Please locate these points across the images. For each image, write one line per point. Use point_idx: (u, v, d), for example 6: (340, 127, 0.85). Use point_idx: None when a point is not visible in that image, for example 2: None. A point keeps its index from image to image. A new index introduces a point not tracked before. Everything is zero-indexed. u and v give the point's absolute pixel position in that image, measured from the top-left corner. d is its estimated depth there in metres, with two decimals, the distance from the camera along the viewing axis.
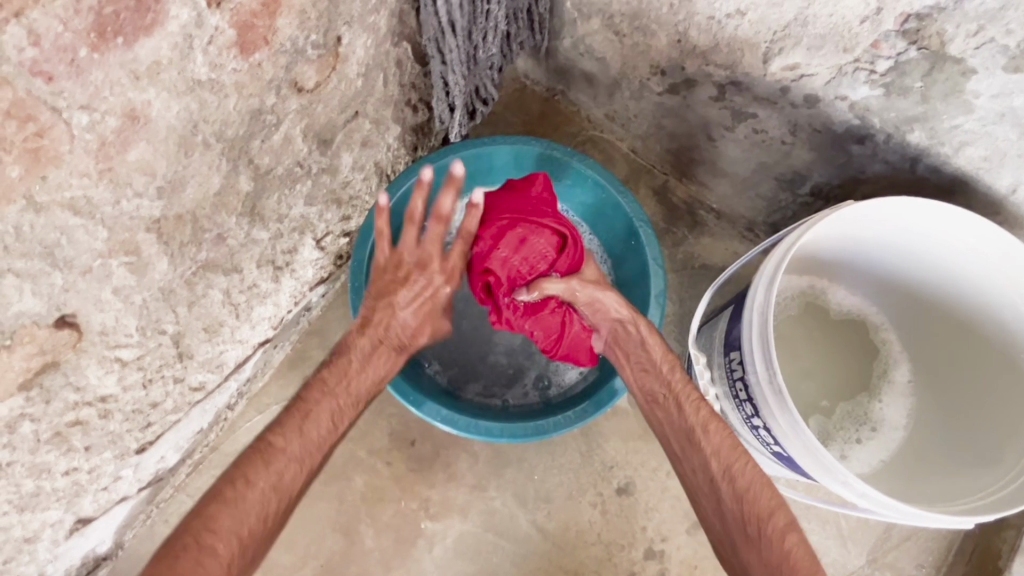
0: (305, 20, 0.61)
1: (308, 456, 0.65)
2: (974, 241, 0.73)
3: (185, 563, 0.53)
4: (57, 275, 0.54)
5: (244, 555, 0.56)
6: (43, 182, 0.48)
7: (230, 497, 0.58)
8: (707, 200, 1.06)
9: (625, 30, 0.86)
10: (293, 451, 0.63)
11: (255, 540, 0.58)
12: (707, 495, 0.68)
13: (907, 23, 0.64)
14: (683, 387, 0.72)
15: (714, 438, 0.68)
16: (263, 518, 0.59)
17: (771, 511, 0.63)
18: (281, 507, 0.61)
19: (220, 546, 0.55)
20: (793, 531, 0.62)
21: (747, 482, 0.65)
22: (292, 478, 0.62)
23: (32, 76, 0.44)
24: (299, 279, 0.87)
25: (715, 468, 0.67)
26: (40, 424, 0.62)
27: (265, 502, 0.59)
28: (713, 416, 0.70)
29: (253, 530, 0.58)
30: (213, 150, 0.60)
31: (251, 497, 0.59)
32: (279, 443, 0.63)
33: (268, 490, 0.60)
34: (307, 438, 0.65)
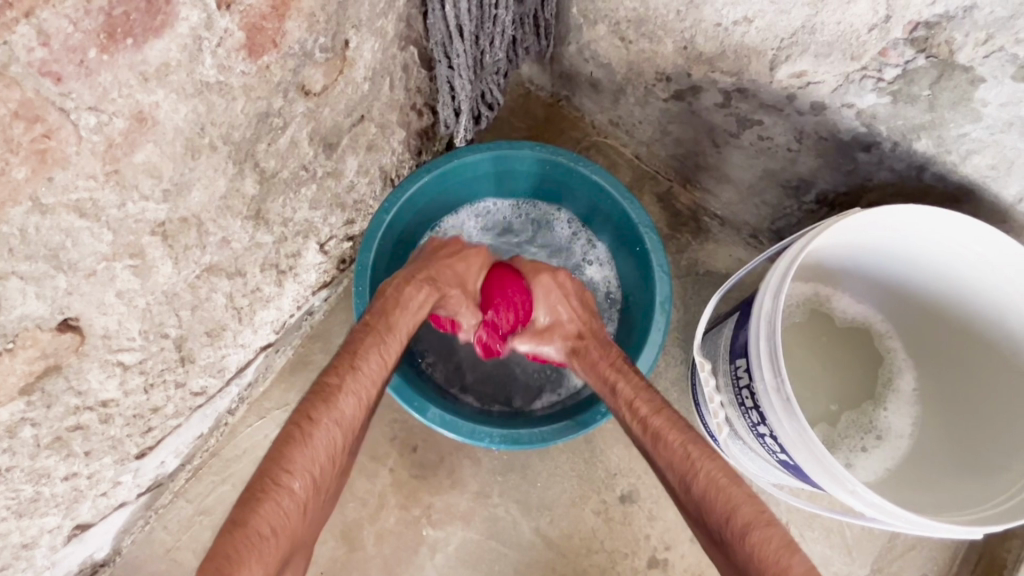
0: (314, 23, 0.60)
1: (364, 393, 0.67)
2: (981, 250, 0.73)
3: (267, 504, 0.54)
4: (61, 277, 0.53)
5: (317, 491, 0.59)
6: (50, 183, 0.48)
7: (301, 438, 0.59)
8: (711, 206, 1.06)
9: (630, 36, 0.86)
10: (352, 389, 0.65)
11: (326, 477, 0.61)
12: (682, 505, 0.67)
13: (916, 32, 0.64)
14: (628, 407, 0.72)
15: (664, 450, 0.67)
16: (333, 456, 0.61)
17: (730, 513, 0.59)
18: (345, 446, 0.64)
19: (298, 486, 0.57)
20: (754, 530, 0.57)
21: (703, 485, 0.62)
22: (355, 418, 0.65)
23: (41, 76, 0.43)
24: (301, 284, 0.87)
25: (674, 480, 0.65)
26: (41, 428, 0.61)
27: (331, 438, 0.61)
28: (662, 428, 0.68)
29: (324, 468, 0.60)
30: (220, 152, 0.60)
31: (319, 437, 0.60)
32: (337, 386, 0.65)
33: (333, 427, 0.62)
34: (364, 375, 0.67)
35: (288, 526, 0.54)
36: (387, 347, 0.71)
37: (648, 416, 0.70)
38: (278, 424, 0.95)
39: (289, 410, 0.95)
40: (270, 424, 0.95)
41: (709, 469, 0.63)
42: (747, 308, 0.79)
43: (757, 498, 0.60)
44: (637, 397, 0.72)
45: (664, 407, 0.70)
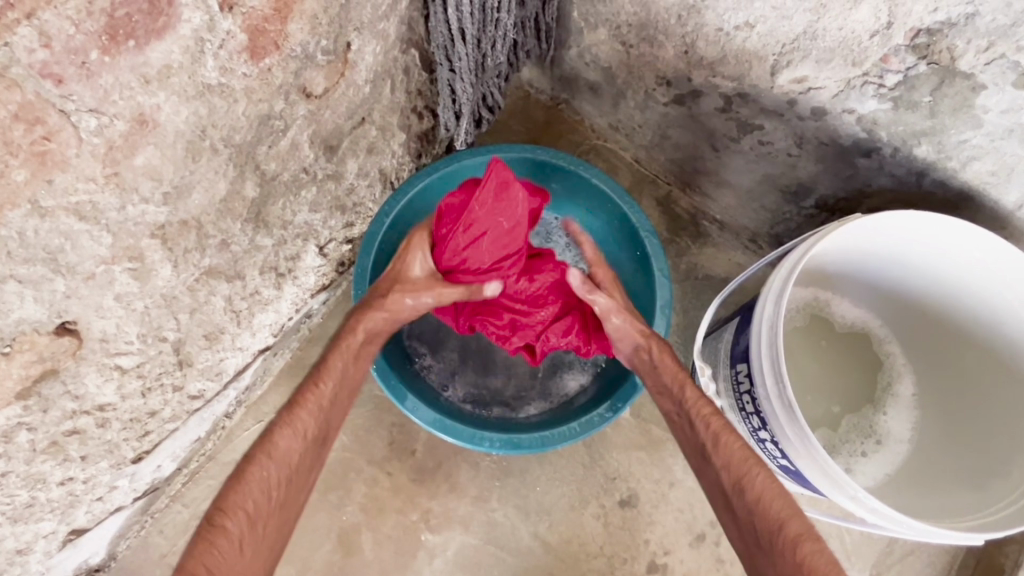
0: (316, 26, 0.60)
1: (304, 425, 0.65)
2: (982, 256, 0.73)
3: (201, 547, 0.54)
4: (59, 280, 0.52)
5: (257, 530, 0.58)
6: (49, 186, 0.47)
7: (234, 479, 0.59)
8: (711, 210, 1.06)
9: (632, 40, 0.86)
10: (289, 421, 0.65)
11: (267, 513, 0.59)
12: (721, 507, 0.67)
13: (917, 38, 0.64)
14: (693, 402, 0.72)
15: (724, 449, 0.67)
16: (272, 489, 0.61)
17: (781, 524, 0.61)
18: (287, 480, 0.62)
19: (233, 525, 0.56)
20: (804, 542, 0.59)
21: (756, 493, 0.63)
22: (293, 451, 0.64)
23: (42, 78, 0.43)
24: (300, 286, 0.86)
25: (726, 481, 0.66)
26: (37, 433, 0.60)
27: (265, 472, 0.61)
28: (722, 428, 0.69)
29: (262, 505, 0.59)
30: (220, 155, 0.60)
31: (253, 474, 0.60)
32: (274, 424, 0.64)
33: (269, 463, 0.61)
34: (304, 407, 0.66)
35: (224, 566, 0.53)
36: (328, 382, 0.70)
37: (711, 414, 0.70)
38: None
39: None
40: None
41: (764, 477, 0.64)
42: (748, 313, 0.79)
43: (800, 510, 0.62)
44: (702, 396, 0.72)
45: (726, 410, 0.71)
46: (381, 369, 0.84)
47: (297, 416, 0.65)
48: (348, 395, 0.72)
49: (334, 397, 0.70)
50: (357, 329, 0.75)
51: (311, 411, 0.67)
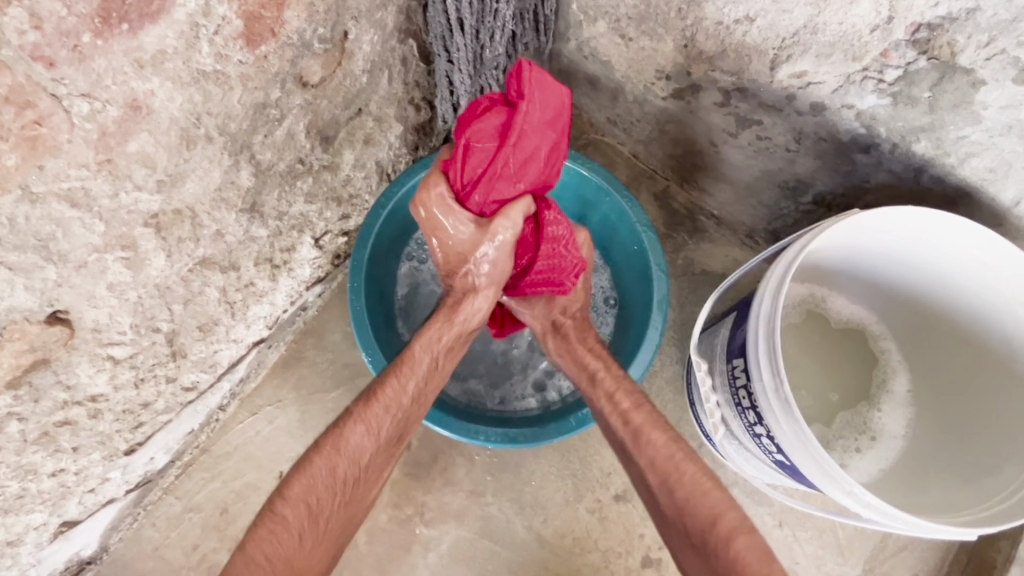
0: (313, 14, 0.59)
1: (379, 423, 0.68)
2: (979, 252, 0.73)
3: (260, 531, 0.60)
4: (50, 269, 0.52)
5: (316, 524, 0.62)
6: (41, 171, 0.46)
7: (305, 468, 0.64)
8: (708, 206, 1.06)
9: (631, 34, 0.85)
10: (364, 417, 0.68)
11: (328, 508, 0.64)
12: (656, 509, 0.69)
13: (918, 33, 0.64)
14: (607, 398, 0.74)
15: (647, 448, 0.69)
16: (337, 485, 0.65)
17: (713, 520, 0.63)
18: (352, 478, 0.66)
19: (291, 515, 0.61)
20: (737, 537, 0.61)
21: (686, 490, 0.65)
22: (364, 450, 0.67)
23: (33, 61, 0.42)
24: (296, 278, 0.86)
25: (653, 481, 0.68)
26: (28, 423, 0.60)
27: (332, 467, 0.65)
28: (643, 426, 0.70)
29: (323, 500, 0.63)
30: (215, 143, 0.59)
31: (320, 467, 0.64)
32: (349, 416, 0.68)
33: (340, 458, 0.66)
34: (381, 405, 0.69)
35: (278, 554, 0.59)
36: (409, 382, 0.72)
37: (630, 411, 0.72)
38: (270, 420, 0.93)
39: (281, 406, 0.94)
40: (262, 421, 0.93)
41: (691, 475, 0.66)
42: (745, 308, 0.79)
43: (735, 504, 0.64)
44: (616, 390, 0.74)
45: (644, 402, 0.73)
46: (375, 362, 0.83)
47: (375, 411, 0.68)
48: (428, 394, 0.75)
49: (414, 396, 0.72)
50: (454, 320, 0.76)
51: (386, 409, 0.69)
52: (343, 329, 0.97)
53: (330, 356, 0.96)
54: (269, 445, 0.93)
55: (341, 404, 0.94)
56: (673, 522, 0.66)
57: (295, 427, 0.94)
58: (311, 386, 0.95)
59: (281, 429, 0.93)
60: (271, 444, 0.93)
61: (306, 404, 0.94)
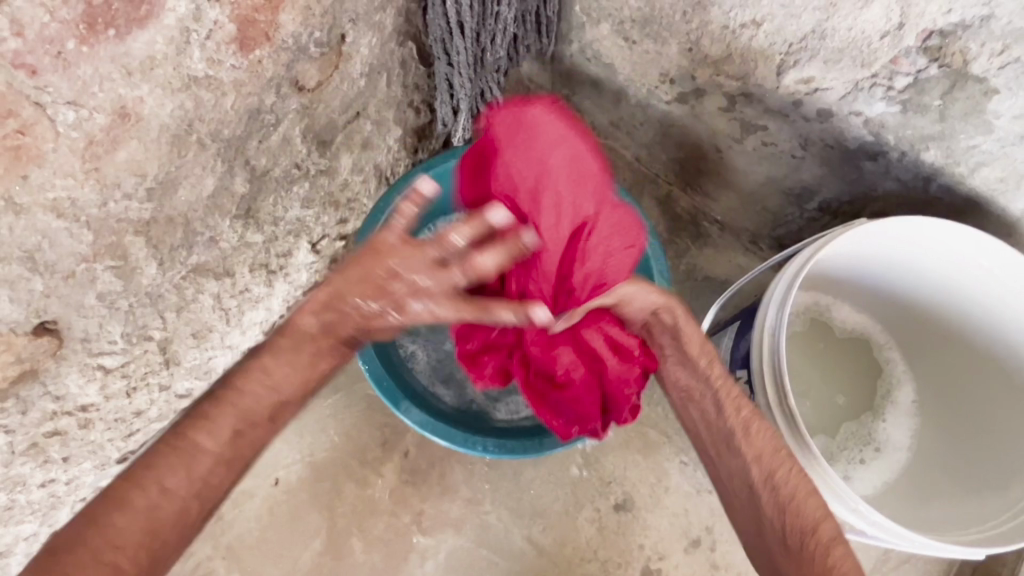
0: (309, 17, 0.58)
1: (237, 445, 0.56)
2: (988, 264, 0.71)
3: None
4: (36, 280, 0.50)
5: (159, 562, 0.52)
6: (24, 181, 0.45)
7: (134, 509, 0.51)
8: (712, 211, 1.04)
9: (635, 37, 0.84)
10: (185, 463, 0.53)
11: (171, 544, 0.53)
12: (743, 497, 0.65)
13: (929, 40, 0.62)
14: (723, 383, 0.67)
15: (756, 440, 0.64)
16: (178, 524, 0.53)
17: (815, 525, 0.60)
18: (199, 512, 0.55)
19: (125, 564, 0.50)
20: (837, 546, 0.59)
21: (792, 491, 0.62)
22: (213, 476, 0.55)
23: (14, 69, 0.41)
24: (292, 283, 0.84)
25: (755, 474, 0.64)
26: (16, 435, 0.58)
27: (167, 508, 0.53)
28: (754, 416, 0.65)
29: (167, 538, 0.53)
30: (208, 150, 0.57)
31: (162, 507, 0.52)
32: (190, 446, 0.54)
33: (183, 496, 0.53)
34: (236, 425, 0.56)
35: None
36: (222, 433, 0.55)
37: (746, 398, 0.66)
38: None
39: None
40: None
41: (798, 476, 0.62)
42: (749, 318, 0.78)
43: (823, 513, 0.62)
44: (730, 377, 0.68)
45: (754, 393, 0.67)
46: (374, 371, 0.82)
47: (172, 471, 0.53)
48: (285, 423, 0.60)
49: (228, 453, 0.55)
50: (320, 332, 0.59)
51: (201, 457, 0.54)
52: None
53: None
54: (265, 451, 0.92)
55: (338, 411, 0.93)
56: (765, 515, 0.63)
57: (291, 433, 0.92)
58: None
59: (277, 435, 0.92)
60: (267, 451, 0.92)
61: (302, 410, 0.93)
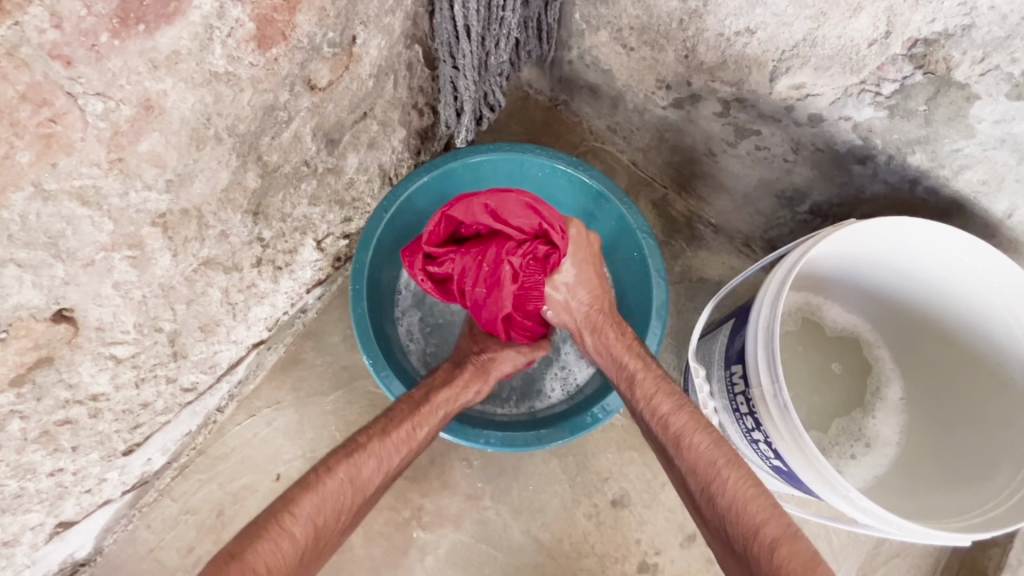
0: (324, 18, 0.60)
1: (388, 457, 0.68)
2: (971, 263, 0.74)
3: (263, 543, 0.54)
4: (58, 266, 0.52)
5: (319, 544, 0.59)
6: (53, 168, 0.46)
7: (314, 484, 0.61)
8: (706, 214, 1.07)
9: (633, 44, 0.87)
10: (344, 467, 0.64)
11: (330, 532, 0.60)
12: (699, 515, 0.65)
13: (915, 48, 0.65)
14: (646, 404, 0.71)
15: (688, 453, 0.65)
16: (337, 511, 0.61)
17: (756, 529, 0.58)
18: (354, 507, 0.64)
19: (299, 533, 0.57)
20: (782, 546, 0.56)
21: (730, 498, 0.61)
22: (372, 480, 0.66)
23: (51, 59, 0.42)
24: (297, 280, 0.86)
25: (694, 487, 0.64)
26: (29, 422, 0.59)
27: (342, 493, 0.62)
28: (683, 430, 0.67)
29: (329, 521, 0.60)
30: (225, 144, 0.59)
31: (330, 490, 0.61)
32: (364, 445, 0.67)
33: (344, 484, 0.63)
34: (395, 439, 0.69)
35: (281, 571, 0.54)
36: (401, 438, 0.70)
37: (671, 415, 0.68)
38: (268, 423, 0.93)
39: (279, 409, 0.94)
40: (259, 423, 0.93)
41: (734, 482, 0.62)
42: (743, 315, 0.80)
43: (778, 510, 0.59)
44: (657, 393, 0.71)
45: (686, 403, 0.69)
46: (376, 364, 0.83)
47: (367, 460, 0.66)
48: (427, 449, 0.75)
49: (399, 463, 0.70)
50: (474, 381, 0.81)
51: (387, 454, 0.68)
52: (342, 332, 0.97)
53: (330, 359, 0.96)
54: (267, 447, 0.93)
55: (339, 408, 0.94)
56: (713, 530, 0.63)
57: (293, 430, 0.93)
58: (310, 389, 0.95)
59: (279, 431, 0.93)
60: (269, 446, 0.93)
61: (304, 406, 0.94)
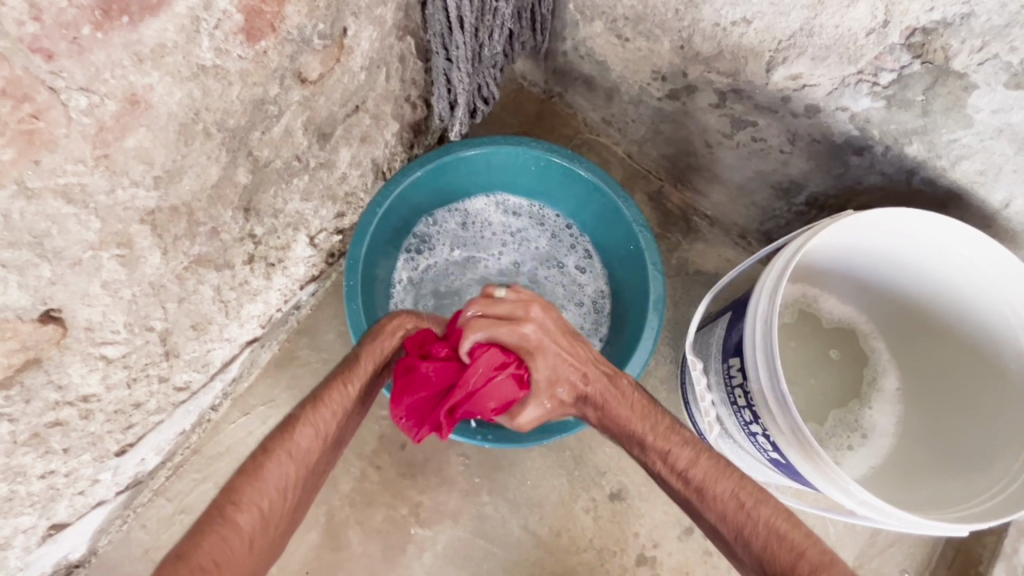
0: (314, 9, 0.59)
1: (326, 423, 0.60)
2: (968, 253, 0.73)
3: (209, 538, 0.50)
4: (45, 266, 0.51)
5: (269, 527, 0.54)
6: (36, 166, 0.45)
7: (250, 466, 0.55)
8: (701, 206, 1.07)
9: (628, 34, 0.86)
10: (285, 447, 0.57)
11: (280, 511, 0.55)
12: (732, 554, 0.62)
13: (913, 37, 0.64)
14: (661, 462, 0.64)
15: (714, 503, 0.61)
16: (284, 489, 0.55)
17: (794, 564, 0.55)
18: (304, 482, 0.58)
19: (245, 522, 0.52)
20: None
21: (764, 536, 0.58)
22: (315, 450, 0.59)
23: (31, 53, 0.41)
24: (290, 276, 0.85)
25: (726, 533, 0.60)
26: (18, 424, 0.58)
27: (285, 470, 0.56)
28: (705, 480, 0.62)
29: (276, 502, 0.55)
30: (214, 139, 0.58)
31: (271, 473, 0.55)
32: (296, 419, 0.59)
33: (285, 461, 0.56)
34: (329, 405, 0.61)
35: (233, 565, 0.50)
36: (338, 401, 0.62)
37: (689, 467, 0.62)
38: (263, 421, 0.92)
39: (274, 406, 0.93)
40: (255, 421, 0.92)
41: (764, 517, 0.58)
42: (740, 307, 0.80)
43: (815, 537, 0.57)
44: (672, 447, 0.63)
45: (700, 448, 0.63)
46: None
47: (302, 431, 0.58)
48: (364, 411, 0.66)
49: (343, 427, 0.62)
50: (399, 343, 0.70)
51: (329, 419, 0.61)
52: (337, 329, 0.96)
53: (324, 355, 0.95)
54: None
55: None
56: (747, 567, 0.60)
57: None
58: (304, 386, 0.94)
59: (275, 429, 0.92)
60: None
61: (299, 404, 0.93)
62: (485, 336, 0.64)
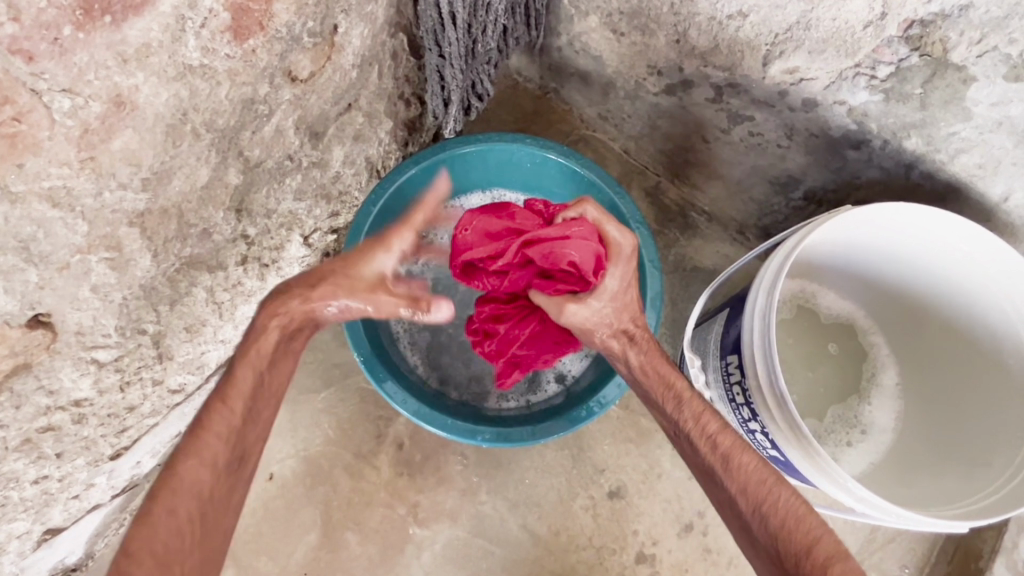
0: (303, 6, 0.58)
1: (229, 425, 0.59)
2: (967, 247, 0.73)
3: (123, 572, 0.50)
4: (31, 271, 0.50)
5: (188, 543, 0.54)
6: (19, 170, 0.45)
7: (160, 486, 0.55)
8: (699, 202, 1.06)
9: (623, 29, 0.85)
10: (195, 450, 0.57)
11: (199, 524, 0.55)
12: (739, 531, 0.63)
13: (911, 30, 0.64)
14: (692, 422, 0.66)
15: (737, 474, 0.62)
16: (200, 503, 0.56)
17: (811, 545, 0.58)
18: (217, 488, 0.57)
19: (159, 545, 0.53)
20: (837, 564, 0.57)
21: (782, 516, 0.60)
22: (219, 453, 0.58)
23: (12, 55, 0.41)
24: (285, 277, 0.84)
25: (744, 506, 0.62)
26: (9, 430, 0.58)
27: (197, 484, 0.56)
28: (732, 449, 0.63)
29: (190, 518, 0.55)
30: (203, 141, 0.57)
31: (181, 490, 0.55)
32: (195, 429, 0.58)
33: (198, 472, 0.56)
34: (233, 402, 0.60)
35: None
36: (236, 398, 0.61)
37: (719, 434, 0.64)
38: None
39: None
40: None
41: (784, 498, 0.61)
42: (739, 304, 0.79)
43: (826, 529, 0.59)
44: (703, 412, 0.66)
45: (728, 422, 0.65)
46: (367, 362, 0.83)
47: (204, 441, 0.57)
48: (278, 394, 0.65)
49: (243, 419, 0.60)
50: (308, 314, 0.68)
51: (226, 418, 0.59)
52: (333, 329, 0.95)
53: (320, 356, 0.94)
54: None
55: (332, 404, 0.94)
56: (757, 543, 0.61)
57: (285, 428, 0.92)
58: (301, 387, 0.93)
59: None
60: None
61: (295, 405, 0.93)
62: (595, 217, 0.72)
